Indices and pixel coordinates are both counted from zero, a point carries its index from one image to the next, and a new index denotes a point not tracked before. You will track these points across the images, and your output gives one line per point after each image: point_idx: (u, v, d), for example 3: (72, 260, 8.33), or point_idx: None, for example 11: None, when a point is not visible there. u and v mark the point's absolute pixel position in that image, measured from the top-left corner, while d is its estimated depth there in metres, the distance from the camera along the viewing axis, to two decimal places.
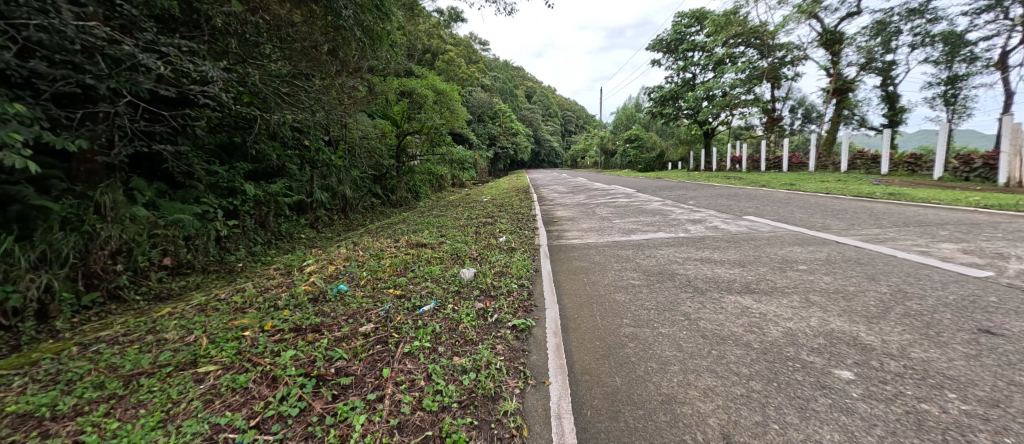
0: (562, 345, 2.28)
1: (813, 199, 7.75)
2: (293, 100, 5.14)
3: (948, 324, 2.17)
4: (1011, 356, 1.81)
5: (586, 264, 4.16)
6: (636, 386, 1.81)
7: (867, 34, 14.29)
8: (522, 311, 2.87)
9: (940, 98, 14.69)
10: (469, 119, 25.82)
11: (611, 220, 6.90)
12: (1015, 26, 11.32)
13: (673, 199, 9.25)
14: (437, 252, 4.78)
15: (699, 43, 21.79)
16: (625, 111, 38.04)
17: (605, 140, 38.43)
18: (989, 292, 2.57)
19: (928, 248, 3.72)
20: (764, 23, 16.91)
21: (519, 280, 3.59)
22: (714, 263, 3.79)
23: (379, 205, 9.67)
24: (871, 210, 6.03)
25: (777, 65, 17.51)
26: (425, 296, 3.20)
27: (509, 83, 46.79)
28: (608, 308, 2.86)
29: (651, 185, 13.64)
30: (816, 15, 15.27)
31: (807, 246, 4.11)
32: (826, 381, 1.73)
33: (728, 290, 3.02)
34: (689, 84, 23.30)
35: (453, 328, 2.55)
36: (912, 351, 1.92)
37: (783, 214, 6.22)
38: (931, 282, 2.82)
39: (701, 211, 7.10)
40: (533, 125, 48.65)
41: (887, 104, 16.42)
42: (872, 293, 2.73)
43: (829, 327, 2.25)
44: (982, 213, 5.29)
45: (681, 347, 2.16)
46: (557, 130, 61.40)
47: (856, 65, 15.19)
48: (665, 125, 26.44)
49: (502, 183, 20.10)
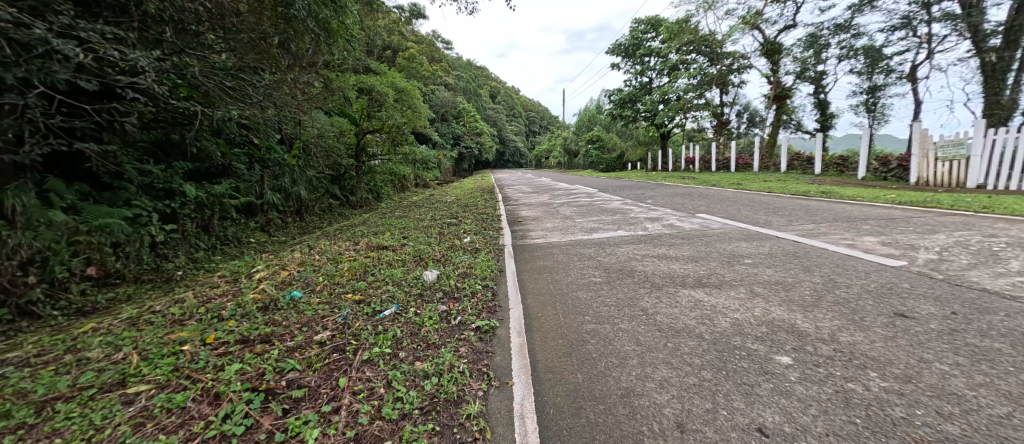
0: (525, 346, 2.28)
1: (756, 197, 8.33)
2: (238, 95, 4.81)
3: (870, 309, 2.42)
4: (920, 336, 2.04)
5: (550, 263, 4.21)
6: (598, 382, 1.86)
7: (801, 46, 15.56)
8: (486, 312, 2.86)
9: (862, 105, 16.27)
10: (432, 118, 25.51)
11: (574, 220, 7.03)
12: (923, 43, 12.75)
13: (632, 198, 9.66)
14: (400, 254, 4.67)
15: (654, 49, 22.78)
16: (586, 112, 39.02)
17: (568, 141, 39.48)
18: (903, 279, 2.90)
19: (855, 241, 4.12)
20: (713, 33, 17.96)
21: (483, 281, 3.58)
22: (669, 259, 3.98)
23: (337, 206, 9.28)
24: (806, 207, 6.58)
25: (725, 72, 18.65)
26: (386, 300, 3.11)
27: (473, 82, 46.50)
28: (570, 306, 2.91)
29: (612, 185, 14.09)
30: (758, 27, 16.39)
31: (752, 242, 4.41)
32: (768, 368, 1.86)
33: (683, 284, 3.18)
34: (646, 87, 24.29)
35: (415, 332, 2.49)
36: (841, 335, 2.11)
37: (732, 211, 6.66)
38: (856, 272, 3.14)
39: (658, 209, 7.41)
40: (497, 125, 48.89)
41: (819, 110, 17.95)
42: (808, 283, 2.97)
43: (771, 317, 2.43)
44: (899, 209, 5.91)
45: (640, 341, 2.25)
46: (521, 130, 62.25)
47: (793, 74, 16.50)
48: (624, 126, 27.40)
49: (465, 183, 19.99)
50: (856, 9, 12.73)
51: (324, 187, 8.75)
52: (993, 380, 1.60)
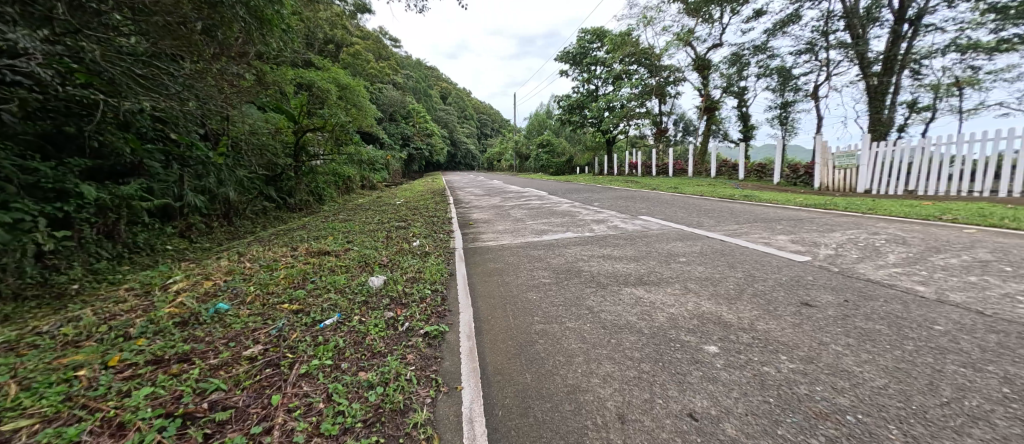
0: (475, 349, 2.28)
1: (691, 200, 9.04)
2: (151, 85, 4.29)
3: (782, 299, 2.73)
4: (820, 321, 2.34)
5: (500, 266, 4.23)
6: (545, 381, 1.90)
7: (727, 63, 17.16)
8: (435, 317, 2.81)
9: (777, 118, 18.27)
10: (380, 117, 24.59)
11: (524, 222, 7.13)
12: (823, 67, 14.62)
13: (580, 200, 10.02)
14: (343, 260, 4.43)
15: (600, 58, 23.87)
16: (536, 117, 39.86)
17: (519, 144, 40.04)
18: (808, 272, 3.30)
19: (771, 240, 4.62)
20: (652, 46, 19.21)
21: (432, 285, 3.51)
22: (613, 259, 4.19)
23: (272, 209, 8.62)
24: (732, 209, 7.25)
25: (663, 83, 20.01)
26: (328, 308, 2.93)
27: (422, 82, 45.53)
28: (520, 308, 2.94)
29: (561, 188, 14.51)
30: (690, 43, 17.81)
31: (686, 241, 4.77)
32: (698, 357, 2.02)
33: (625, 282, 3.36)
34: (593, 95, 25.34)
35: (358, 341, 2.38)
36: (758, 324, 2.36)
37: (669, 213, 7.16)
38: (771, 267, 3.53)
39: (603, 212, 7.75)
40: (448, 127, 48.30)
41: (742, 121, 19.87)
42: (732, 278, 3.29)
43: (701, 310, 2.65)
44: (806, 211, 6.70)
45: (585, 338, 2.34)
46: (472, 132, 62.09)
47: (720, 88, 18.11)
48: (572, 131, 28.35)
49: (415, 185, 19.51)
50: (770, 33, 14.30)
51: (256, 189, 8.07)
52: (874, 356, 1.89)
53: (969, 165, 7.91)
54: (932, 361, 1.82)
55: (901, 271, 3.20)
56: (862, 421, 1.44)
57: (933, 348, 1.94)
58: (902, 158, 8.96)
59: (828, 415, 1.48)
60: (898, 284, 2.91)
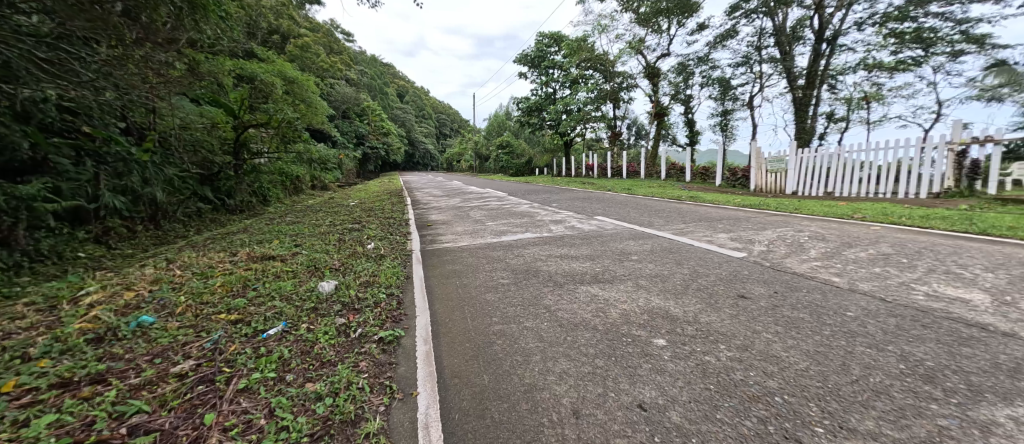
0: (431, 353, 2.23)
1: (643, 201, 9.48)
2: (57, 71, 3.81)
3: (722, 293, 2.94)
4: (754, 312, 2.55)
5: (459, 267, 4.18)
6: (503, 381, 1.91)
7: (674, 72, 18.20)
8: (390, 322, 2.72)
9: (719, 125, 19.65)
10: (332, 114, 23.43)
11: (484, 223, 7.13)
12: (757, 78, 15.94)
13: (539, 201, 10.18)
14: (290, 265, 4.17)
15: (557, 62, 24.39)
16: (496, 118, 39.95)
17: (479, 145, 39.90)
18: (745, 267, 3.59)
19: (713, 238, 4.96)
20: (607, 53, 19.94)
21: (388, 289, 3.40)
22: (570, 258, 4.29)
23: (208, 211, 7.93)
24: (679, 209, 7.70)
25: (617, 89, 20.84)
26: (272, 317, 2.75)
27: (378, 79, 44.03)
28: (478, 309, 2.93)
29: (521, 189, 14.66)
30: (641, 52, 18.69)
31: (638, 240, 5.00)
32: (648, 350, 2.13)
33: (581, 281, 3.46)
34: (551, 97, 25.83)
35: (306, 351, 2.26)
36: (702, 316, 2.52)
37: (623, 213, 7.47)
38: (714, 263, 3.79)
39: (561, 212, 7.92)
40: (405, 126, 47.08)
41: (689, 127, 21.17)
42: (679, 274, 3.50)
43: (651, 305, 2.79)
44: (744, 211, 7.27)
45: (542, 337, 2.37)
46: (431, 132, 60.96)
47: (669, 95, 19.16)
48: (531, 133, 28.72)
49: (370, 185, 18.80)
50: (712, 46, 15.36)
51: (189, 189, 7.40)
52: (797, 341, 2.09)
53: (877, 169, 8.88)
54: (845, 344, 2.05)
55: (821, 264, 3.57)
56: (787, 400, 1.58)
57: (846, 332, 2.18)
58: (823, 163, 9.99)
59: (759, 398, 1.61)
60: (818, 275, 3.25)
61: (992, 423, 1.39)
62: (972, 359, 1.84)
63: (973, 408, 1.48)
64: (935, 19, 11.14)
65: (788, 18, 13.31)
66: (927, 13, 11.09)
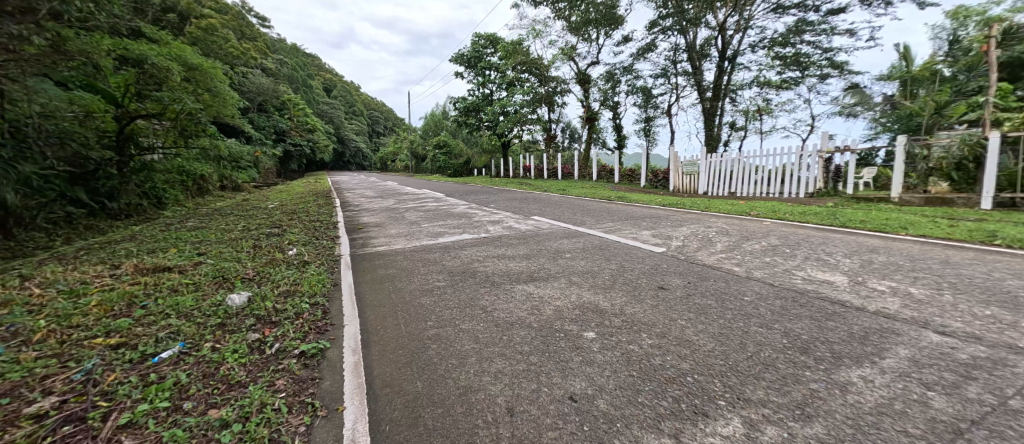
0: (360, 363, 2.11)
1: (576, 201, 9.94)
2: None
3: (645, 285, 3.19)
4: (671, 301, 2.81)
5: (392, 271, 4.00)
6: (437, 386, 1.86)
7: (603, 79, 19.30)
8: (314, 333, 2.52)
9: (643, 130, 21.24)
10: (245, 107, 21.06)
11: (419, 224, 6.93)
12: (674, 89, 17.54)
13: (477, 202, 10.16)
14: (191, 276, 3.66)
15: (493, 63, 24.52)
16: (433, 117, 39.05)
17: (415, 145, 38.70)
18: (664, 261, 3.93)
19: (638, 235, 5.36)
20: (541, 58, 20.55)
21: (311, 299, 3.14)
22: (507, 258, 4.34)
23: (82, 216, 6.68)
24: (609, 209, 8.19)
25: (551, 93, 21.58)
26: (166, 338, 2.39)
27: (300, 71, 40.57)
28: (412, 314, 2.83)
29: (459, 190, 14.51)
30: (573, 58, 19.53)
31: (571, 238, 5.23)
32: (579, 343, 2.23)
33: (517, 280, 3.52)
34: (487, 98, 25.90)
35: (211, 373, 2.00)
36: (626, 308, 2.72)
37: (557, 213, 7.75)
38: (638, 258, 4.10)
39: (499, 213, 7.98)
40: (333, 122, 44.00)
41: (617, 131, 22.60)
42: (608, 270, 3.72)
43: (583, 300, 2.93)
44: (665, 209, 7.96)
45: (478, 338, 2.37)
46: (363, 129, 57.72)
47: (598, 101, 20.27)
48: (469, 133, 28.54)
49: (293, 185, 17.26)
50: (635, 57, 16.59)
51: (55, 190, 6.16)
52: (706, 326, 2.34)
53: (769, 172, 10.27)
54: (743, 325, 2.34)
55: (725, 256, 4.04)
56: (697, 379, 1.76)
57: (743, 315, 2.50)
58: (727, 166, 11.32)
59: (674, 379, 1.77)
60: (723, 266, 3.67)
61: (849, 382, 1.68)
62: (835, 331, 2.21)
63: (836, 371, 1.78)
64: (808, 46, 13.20)
65: (698, 37, 14.84)
66: (802, 41, 13.11)
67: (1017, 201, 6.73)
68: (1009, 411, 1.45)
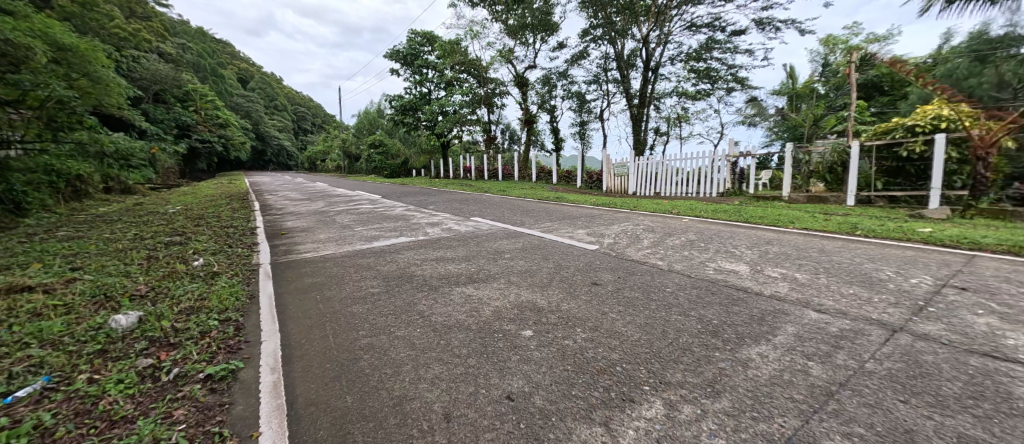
0: (280, 382, 1.92)
1: (516, 201, 10.06)
2: None
3: (580, 282, 3.32)
4: (602, 296, 2.96)
5: (319, 280, 3.71)
6: (368, 399, 1.76)
7: (540, 83, 19.81)
8: (224, 352, 2.25)
9: (579, 133, 22.17)
10: (138, 96, 18.18)
11: (352, 228, 6.53)
12: (605, 95, 18.55)
13: (415, 203, 9.85)
14: (60, 297, 3.05)
15: (431, 62, 23.94)
16: (367, 114, 37.08)
17: (347, 143, 36.45)
18: (597, 258, 4.14)
19: (574, 234, 5.57)
20: (479, 59, 20.55)
21: (222, 314, 2.79)
22: (445, 260, 4.26)
23: None
24: (547, 209, 8.41)
25: (490, 94, 21.66)
26: (24, 373, 1.97)
27: (209, 59, 36.07)
28: (341, 324, 2.64)
29: (396, 191, 13.95)
30: (511, 61, 19.78)
31: (510, 239, 5.28)
32: (516, 342, 2.25)
33: (456, 282, 3.46)
34: (425, 97, 25.24)
35: (87, 410, 1.69)
36: (563, 304, 2.81)
37: (497, 214, 7.79)
38: (574, 256, 4.26)
39: (438, 215, 7.81)
40: (251, 117, 39.80)
41: (555, 134, 23.33)
42: (545, 268, 3.82)
43: (521, 299, 2.97)
44: (600, 209, 8.37)
45: (414, 345, 2.28)
46: (287, 126, 53.02)
47: (536, 104, 20.75)
48: (406, 132, 27.58)
49: (201, 187, 15.27)
50: (570, 63, 17.29)
51: None
52: (633, 317, 2.51)
53: (687, 174, 11.32)
54: (666, 314, 2.54)
55: (651, 251, 4.36)
56: (625, 368, 1.88)
57: (666, 305, 2.71)
58: (653, 168, 12.26)
59: (605, 370, 1.87)
60: (648, 260, 3.96)
61: (749, 359, 1.91)
62: (740, 314, 2.49)
63: (740, 350, 2.01)
64: (717, 62, 14.76)
65: (626, 47, 15.86)
66: (713, 57, 14.63)
67: (871, 199, 8.19)
68: (865, 372, 1.75)
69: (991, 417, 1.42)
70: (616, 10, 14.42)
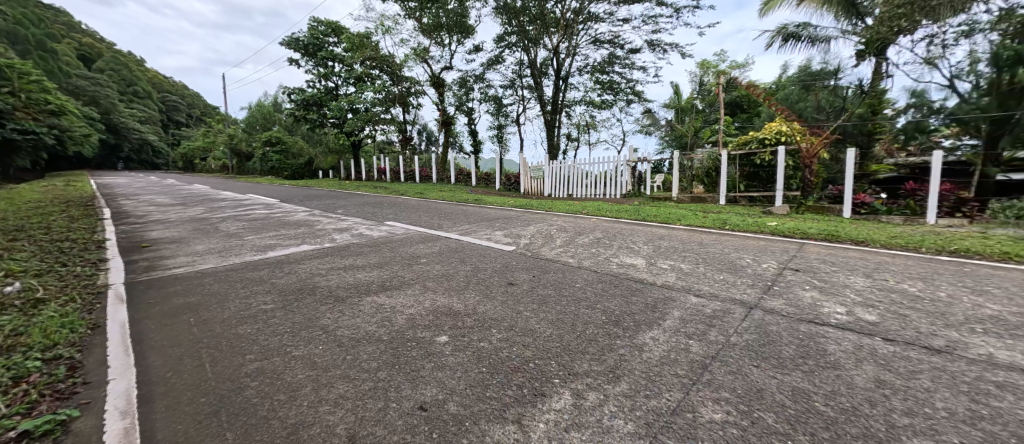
0: (136, 428, 1.58)
1: (433, 204, 9.82)
2: None
3: (496, 283, 3.37)
4: (517, 295, 3.04)
5: (195, 299, 3.15)
6: (256, 432, 1.54)
7: (457, 85, 19.63)
8: (51, 400, 1.78)
9: (497, 136, 22.46)
10: None
11: (241, 237, 5.70)
12: (521, 100, 19.09)
13: (320, 208, 9.00)
14: None
15: (336, 54, 22.10)
16: (260, 108, 32.84)
17: (235, 140, 31.83)
18: (514, 259, 4.24)
19: (492, 235, 5.64)
20: (392, 55, 19.62)
21: (49, 352, 2.21)
22: (354, 269, 3.97)
23: None
24: (466, 212, 8.36)
25: (405, 93, 20.80)
26: None
27: (33, 29, 28.40)
28: (224, 349, 2.28)
29: (298, 194, 12.58)
30: (426, 60, 19.25)
31: (427, 243, 5.13)
32: (431, 349, 2.19)
33: (366, 292, 3.23)
34: (331, 92, 23.21)
35: None
36: (479, 307, 2.82)
37: (413, 217, 7.51)
38: (491, 257, 4.31)
39: (347, 219, 7.24)
40: (100, 105, 32.40)
41: (473, 136, 23.31)
42: (463, 271, 3.79)
43: (437, 305, 2.90)
44: (518, 211, 8.60)
45: (315, 364, 2.07)
46: (152, 117, 44.35)
47: (453, 105, 20.48)
48: (309, 130, 25.08)
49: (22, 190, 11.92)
50: (486, 67, 17.45)
51: None
52: (546, 314, 2.62)
53: (594, 177, 12.26)
54: (575, 308, 2.71)
55: (563, 249, 4.61)
56: (537, 364, 1.95)
57: (576, 299, 2.90)
58: (566, 171, 13.01)
59: (519, 368, 1.92)
60: (561, 259, 4.18)
61: (644, 343, 2.13)
62: (637, 303, 2.77)
63: (637, 336, 2.23)
64: (619, 75, 16.24)
65: (538, 56, 16.54)
66: (615, 71, 16.05)
67: (736, 199, 9.72)
68: (731, 345, 2.08)
69: (814, 370, 1.79)
70: (528, 19, 14.99)
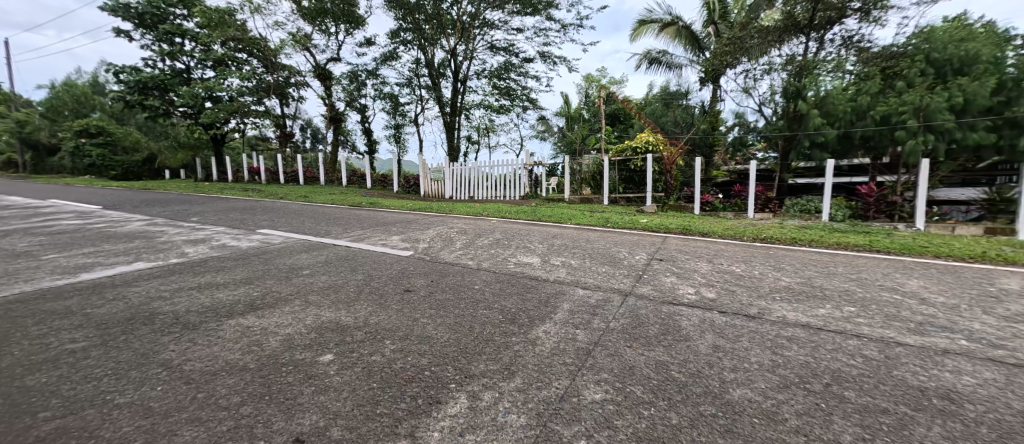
0: None
1: (320, 208, 8.85)
2: None
3: (391, 292, 3.17)
4: (413, 303, 2.90)
5: None
6: None
7: (347, 80, 18.07)
8: None
9: (393, 136, 21.32)
10: None
11: (38, 256, 4.31)
12: (418, 100, 18.48)
13: (166, 215, 7.35)
14: None
15: (186, 30, 18.29)
16: (71, 88, 25.37)
17: (30, 128, 24.02)
18: (412, 264, 4.05)
19: (388, 241, 5.31)
20: (263, 39, 17.09)
21: None
22: (214, 287, 3.33)
23: None
24: (359, 216, 7.74)
25: (283, 83, 18.32)
26: None
27: None
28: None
29: (133, 199, 10.06)
30: (308, 48, 17.25)
31: (311, 252, 4.59)
32: (312, 371, 1.96)
33: (228, 314, 2.73)
34: (180, 75, 19.15)
35: None
36: (372, 317, 2.63)
37: (295, 224, 6.65)
38: (386, 264, 4.05)
39: (204, 229, 6.06)
40: None
41: (366, 136, 21.72)
42: (353, 281, 3.48)
43: (321, 320, 2.60)
44: (417, 214, 8.28)
45: (151, 409, 1.67)
46: None
47: (343, 101, 18.78)
48: (149, 119, 20.31)
49: None
50: (379, 62, 16.43)
51: None
52: (444, 318, 2.57)
53: (494, 179, 12.53)
54: (473, 310, 2.72)
55: (462, 252, 4.59)
56: (432, 371, 1.90)
57: (475, 301, 2.90)
58: (466, 173, 13.03)
59: (413, 378, 1.84)
60: (461, 262, 4.15)
61: (537, 337, 2.24)
62: (531, 300, 2.91)
63: (531, 331, 2.33)
64: (514, 82, 16.91)
65: (435, 56, 16.22)
66: (511, 78, 16.69)
67: (615, 199, 10.96)
68: (610, 330, 2.32)
69: (671, 344, 2.12)
70: (424, 18, 14.62)
